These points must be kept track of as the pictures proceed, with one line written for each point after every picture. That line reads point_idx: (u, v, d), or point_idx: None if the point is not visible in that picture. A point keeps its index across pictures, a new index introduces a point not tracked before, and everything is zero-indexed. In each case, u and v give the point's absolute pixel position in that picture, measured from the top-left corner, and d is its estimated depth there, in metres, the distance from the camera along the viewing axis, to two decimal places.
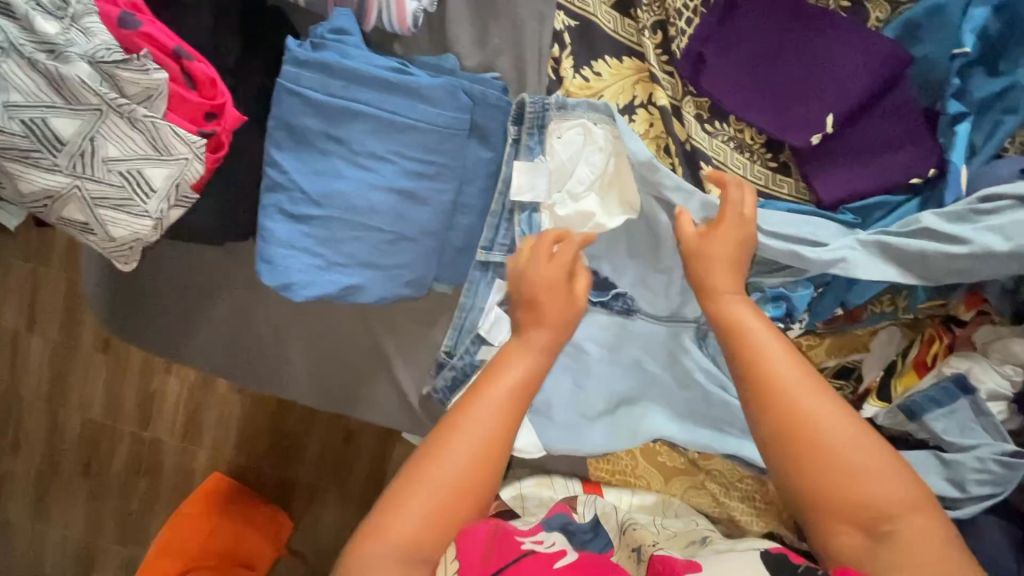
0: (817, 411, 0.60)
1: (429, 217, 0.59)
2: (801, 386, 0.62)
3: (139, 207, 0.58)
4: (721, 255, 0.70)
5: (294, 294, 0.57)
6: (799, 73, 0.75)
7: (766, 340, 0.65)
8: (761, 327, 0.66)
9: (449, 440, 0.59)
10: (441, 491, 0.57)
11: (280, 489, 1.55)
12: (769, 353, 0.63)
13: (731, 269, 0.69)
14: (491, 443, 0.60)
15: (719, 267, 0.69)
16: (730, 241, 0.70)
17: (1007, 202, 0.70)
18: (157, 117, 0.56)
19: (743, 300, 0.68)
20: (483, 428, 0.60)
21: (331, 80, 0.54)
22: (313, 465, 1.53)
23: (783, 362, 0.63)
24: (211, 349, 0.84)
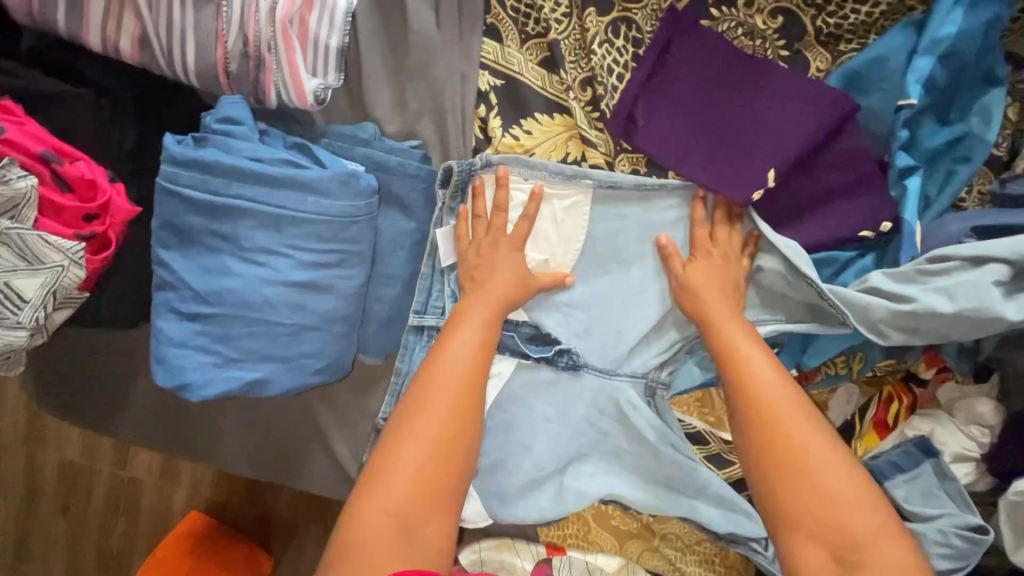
0: (797, 433, 0.62)
1: (333, 305, 0.56)
2: (793, 417, 0.63)
3: (12, 318, 0.52)
4: (719, 279, 0.72)
5: (192, 394, 0.55)
6: (736, 127, 0.72)
7: (758, 362, 0.66)
8: (754, 353, 0.67)
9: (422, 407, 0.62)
10: (425, 451, 0.60)
11: (259, 526, 1.53)
12: (758, 376, 0.65)
13: (724, 296, 0.71)
14: (463, 400, 0.63)
15: (712, 297, 0.71)
16: (714, 272, 0.72)
17: (956, 261, 0.65)
18: (25, 228, 0.51)
19: (746, 328, 0.69)
20: (450, 382, 0.63)
21: (212, 177, 0.52)
22: (291, 500, 1.51)
23: (776, 391, 0.64)
24: (147, 419, 0.82)
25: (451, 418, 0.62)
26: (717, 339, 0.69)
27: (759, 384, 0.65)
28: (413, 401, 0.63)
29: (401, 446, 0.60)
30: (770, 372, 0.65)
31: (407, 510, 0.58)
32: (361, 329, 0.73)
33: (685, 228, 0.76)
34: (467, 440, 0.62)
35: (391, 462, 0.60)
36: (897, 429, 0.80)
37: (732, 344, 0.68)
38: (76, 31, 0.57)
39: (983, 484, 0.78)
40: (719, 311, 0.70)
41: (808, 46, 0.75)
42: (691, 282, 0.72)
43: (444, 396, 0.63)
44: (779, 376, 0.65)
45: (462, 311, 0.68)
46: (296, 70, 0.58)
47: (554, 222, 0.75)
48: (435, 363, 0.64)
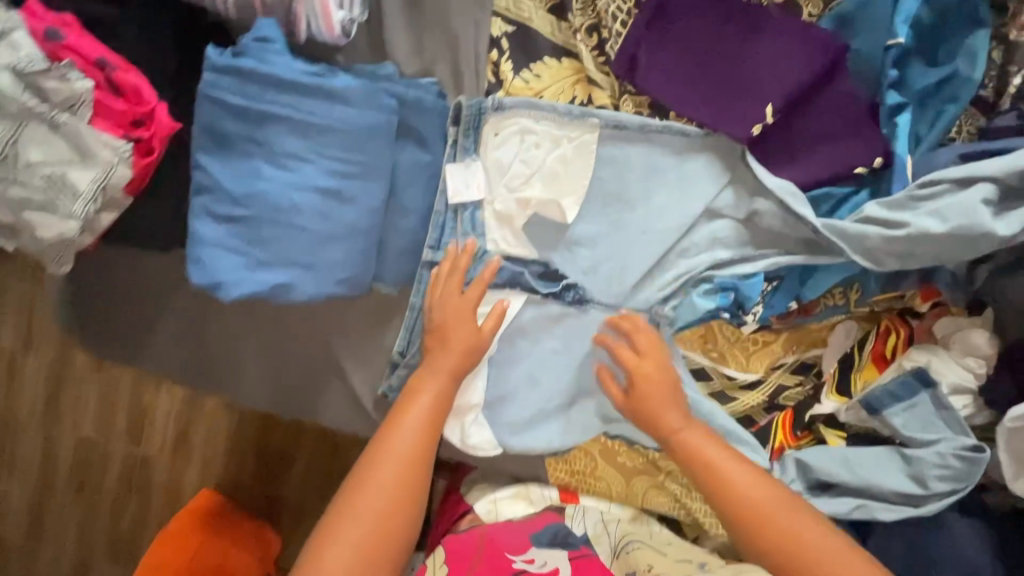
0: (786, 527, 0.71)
1: (354, 215, 0.60)
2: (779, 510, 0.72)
3: (64, 208, 0.56)
4: (664, 389, 0.77)
5: (224, 293, 0.59)
6: (735, 68, 0.76)
7: (734, 469, 0.74)
8: (725, 460, 0.74)
9: (368, 485, 0.72)
10: (369, 526, 0.70)
11: (268, 505, 1.58)
12: (735, 480, 0.73)
13: (676, 405, 0.77)
14: (406, 475, 0.73)
15: (664, 407, 0.77)
16: (655, 381, 0.78)
17: (944, 186, 0.68)
18: (80, 122, 0.56)
19: (703, 431, 0.77)
20: (394, 463, 0.73)
21: (250, 85, 0.56)
22: (299, 483, 1.56)
23: (754, 491, 0.73)
24: (174, 355, 0.86)
25: (394, 496, 0.72)
26: (679, 446, 0.76)
27: (734, 480, 0.74)
28: (357, 480, 0.73)
29: (347, 524, 0.69)
30: (746, 472, 0.74)
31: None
32: (379, 260, 0.77)
33: (686, 170, 0.80)
34: (407, 508, 0.72)
35: (338, 534, 0.69)
36: (896, 361, 0.82)
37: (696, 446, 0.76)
38: None
39: (982, 418, 0.81)
40: (673, 417, 0.77)
41: None
42: (636, 380, 0.78)
43: (386, 477, 0.72)
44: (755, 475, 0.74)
45: (419, 382, 0.76)
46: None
47: (561, 161, 0.79)
48: (376, 450, 0.74)
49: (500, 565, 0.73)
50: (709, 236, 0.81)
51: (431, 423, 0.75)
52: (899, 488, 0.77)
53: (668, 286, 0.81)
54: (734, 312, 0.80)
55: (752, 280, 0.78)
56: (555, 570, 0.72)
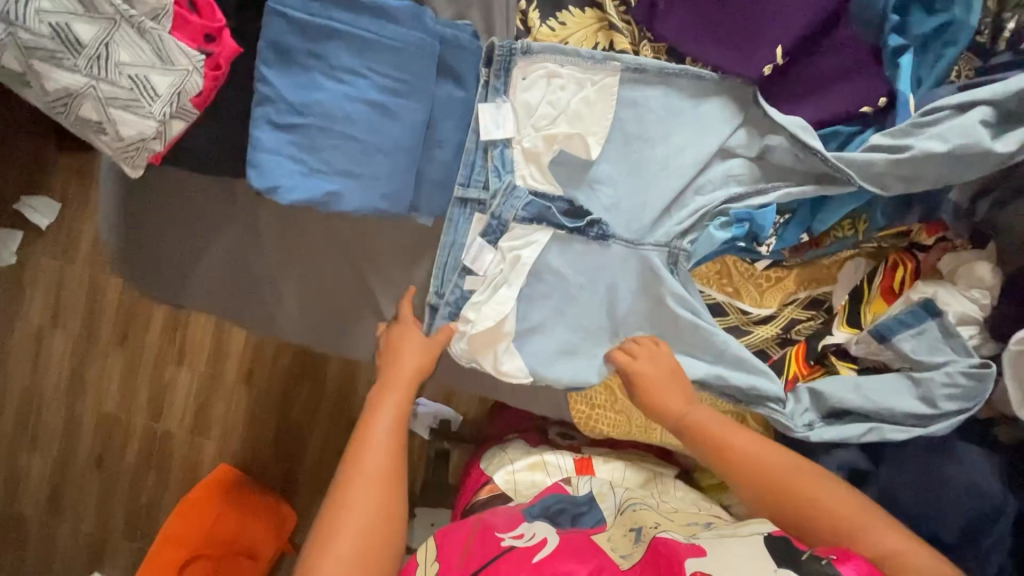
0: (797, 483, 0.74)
1: (400, 130, 0.66)
2: (816, 490, 0.74)
3: (144, 108, 0.59)
4: (664, 393, 0.82)
5: (281, 197, 0.64)
6: (750, 11, 0.81)
7: (768, 457, 0.77)
8: (754, 448, 0.78)
9: (360, 484, 0.73)
10: (365, 521, 0.70)
11: (285, 481, 1.60)
12: (770, 469, 0.76)
13: (672, 386, 0.82)
14: (394, 469, 0.75)
15: (655, 391, 0.82)
16: (660, 364, 0.83)
17: (945, 111, 0.72)
18: (163, 31, 0.59)
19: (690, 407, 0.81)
20: (383, 460, 0.75)
21: (313, 3, 0.62)
22: (315, 459, 1.59)
23: (795, 475, 0.75)
24: (218, 292, 0.91)
25: (386, 490, 0.73)
26: (701, 442, 0.80)
27: (736, 439, 0.78)
28: (339, 498, 0.72)
29: (335, 527, 0.69)
30: (782, 459, 0.77)
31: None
32: (416, 190, 0.83)
33: (704, 112, 0.85)
34: (396, 494, 0.74)
35: (343, 538, 0.68)
36: (904, 293, 0.86)
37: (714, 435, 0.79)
38: None
39: (989, 349, 0.84)
40: (674, 407, 0.82)
41: None
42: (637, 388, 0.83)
43: (375, 472, 0.74)
44: (785, 457, 0.77)
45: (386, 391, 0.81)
46: None
47: (586, 103, 0.84)
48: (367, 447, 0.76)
49: (490, 544, 0.70)
50: (724, 173, 0.86)
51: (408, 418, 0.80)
52: (909, 409, 0.81)
53: (686, 222, 0.86)
54: (749, 243, 0.85)
55: (768, 212, 0.82)
56: (545, 540, 0.70)
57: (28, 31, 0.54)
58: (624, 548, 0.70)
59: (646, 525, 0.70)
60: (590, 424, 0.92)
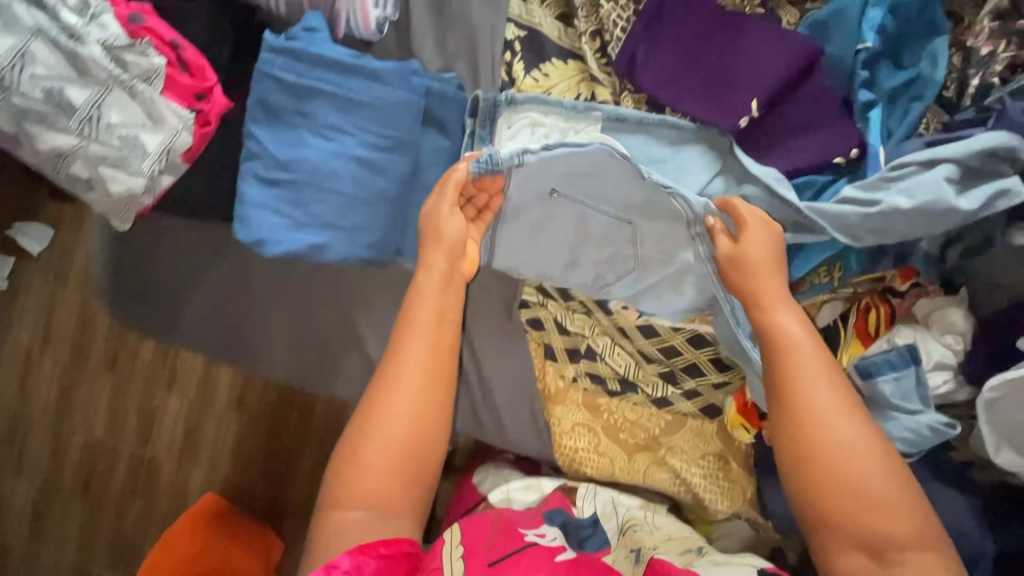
0: (844, 441, 0.70)
1: (385, 184, 0.68)
2: (866, 467, 0.69)
3: (133, 167, 0.61)
4: (766, 291, 0.77)
5: (267, 249, 0.66)
6: (725, 66, 0.84)
7: (838, 417, 0.71)
8: (829, 399, 0.71)
9: (389, 402, 0.75)
10: (390, 447, 0.73)
11: (274, 505, 1.59)
12: (833, 430, 0.70)
13: (773, 275, 0.77)
14: (424, 400, 0.76)
15: (760, 275, 0.77)
16: (762, 243, 0.77)
17: (911, 167, 0.75)
18: (155, 93, 0.61)
19: (793, 315, 0.76)
20: (415, 384, 0.76)
21: (299, 64, 0.64)
22: (305, 483, 1.58)
23: (857, 450, 0.69)
24: (205, 327, 0.92)
25: (416, 422, 0.75)
26: (779, 364, 0.74)
27: (806, 382, 0.72)
28: (371, 425, 0.74)
29: (364, 446, 0.74)
30: (854, 425, 0.71)
31: (387, 501, 0.72)
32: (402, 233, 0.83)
33: (688, 162, 0.87)
34: (423, 429, 0.76)
35: (368, 454, 0.73)
36: (878, 337, 0.88)
37: (793, 365, 0.73)
38: None
39: (963, 393, 0.85)
40: (767, 293, 0.77)
41: (780, 6, 0.88)
42: (739, 256, 0.78)
43: (409, 394, 0.75)
44: (851, 422, 0.71)
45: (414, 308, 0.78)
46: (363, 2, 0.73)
47: None
48: (400, 362, 0.76)
49: (513, 535, 0.68)
50: None
51: (439, 330, 0.78)
52: None
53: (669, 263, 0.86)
54: None
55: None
56: (563, 546, 0.69)
57: (20, 95, 0.56)
58: (627, 568, 0.76)
59: (644, 548, 0.80)
60: (574, 465, 0.92)
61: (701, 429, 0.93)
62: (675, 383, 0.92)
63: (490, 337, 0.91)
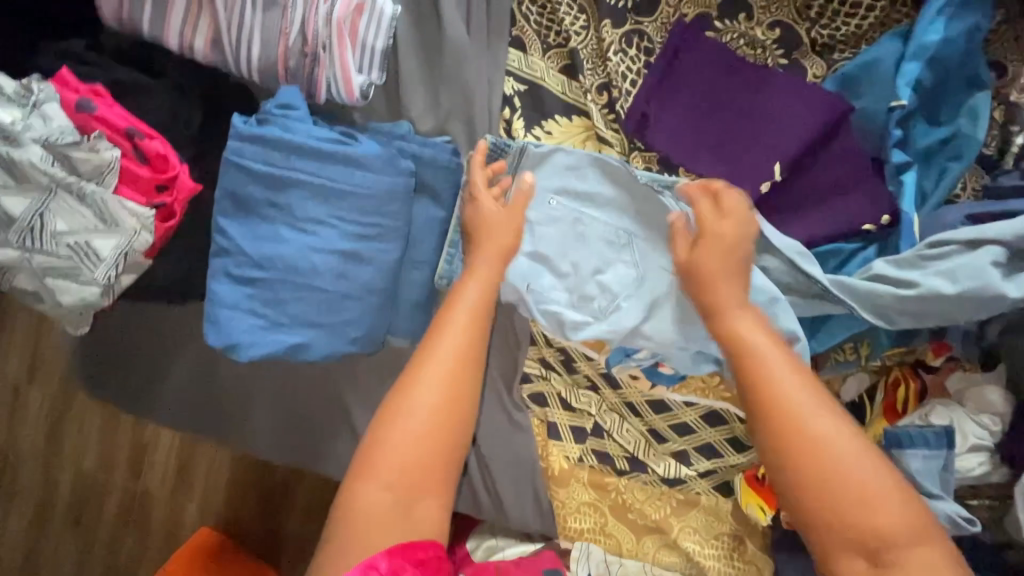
0: (830, 437, 0.62)
1: (372, 275, 0.61)
2: (859, 463, 0.61)
3: (86, 274, 0.56)
4: (723, 294, 0.68)
5: (241, 354, 0.60)
6: (743, 126, 0.77)
7: (826, 423, 0.63)
8: (807, 400, 0.63)
9: (421, 378, 0.66)
10: (419, 423, 0.65)
11: (268, 545, 1.45)
12: (813, 426, 0.62)
13: (731, 278, 0.69)
14: (460, 370, 0.68)
15: (717, 279, 0.69)
16: (720, 253, 0.69)
17: (954, 246, 0.69)
18: (106, 192, 0.55)
19: (750, 316, 0.68)
20: (454, 360, 0.67)
21: (272, 152, 0.59)
22: (301, 520, 1.44)
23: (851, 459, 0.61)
24: (187, 401, 0.86)
25: (450, 398, 0.66)
26: (753, 380, 0.65)
27: (777, 379, 0.64)
28: (398, 397, 0.66)
29: (390, 421, 0.65)
30: (844, 431, 0.62)
31: (408, 480, 0.64)
32: (391, 312, 0.76)
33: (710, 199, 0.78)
34: (464, 407, 0.67)
35: (391, 431, 0.64)
36: (907, 415, 0.82)
37: (770, 376, 0.64)
38: (156, 33, 0.63)
39: (999, 476, 0.79)
40: (726, 299, 0.68)
41: (806, 55, 0.80)
42: (693, 264, 0.70)
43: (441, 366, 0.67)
44: (833, 418, 0.63)
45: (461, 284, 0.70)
46: (345, 67, 0.63)
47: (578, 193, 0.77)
48: (437, 336, 0.68)
49: None
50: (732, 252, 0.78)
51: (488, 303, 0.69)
52: None
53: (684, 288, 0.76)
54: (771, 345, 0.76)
55: (778, 305, 0.73)
56: None
57: None
58: None
59: None
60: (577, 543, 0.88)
61: (714, 508, 0.84)
62: (688, 464, 0.85)
63: (488, 413, 0.84)
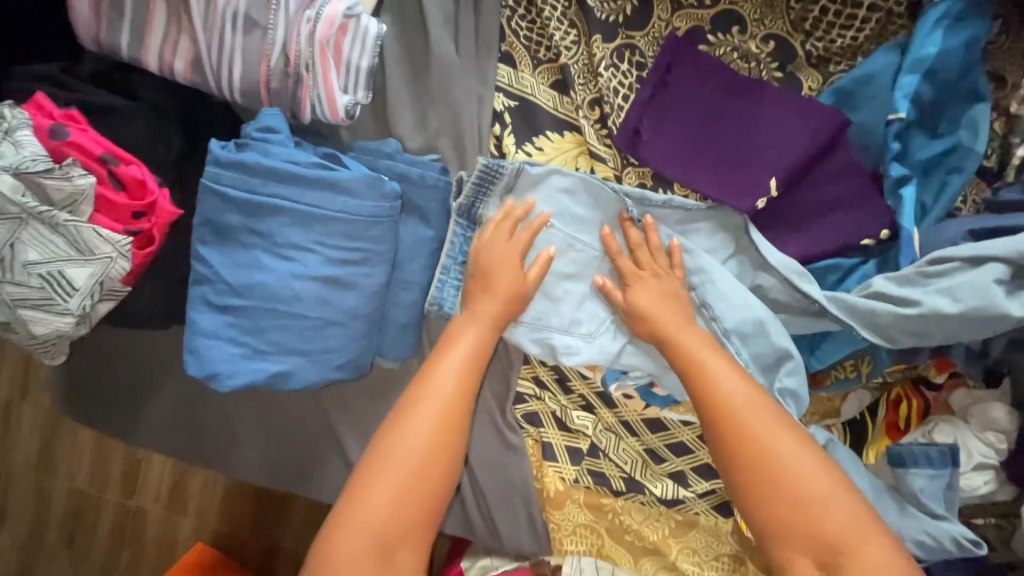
0: (773, 437, 0.62)
1: (356, 301, 0.59)
2: (803, 463, 0.61)
3: (60, 305, 0.55)
4: (665, 313, 0.70)
5: (221, 384, 0.58)
6: (737, 141, 0.75)
7: (777, 432, 0.62)
8: (747, 401, 0.63)
9: (416, 419, 0.65)
10: (402, 473, 0.63)
11: (263, 561, 1.43)
12: (757, 423, 0.62)
13: (669, 303, 0.71)
14: (449, 419, 0.67)
15: (658, 304, 0.71)
16: (653, 293, 0.72)
17: (955, 263, 0.67)
18: (81, 221, 0.54)
19: (696, 330, 0.69)
20: (440, 406, 0.66)
21: (251, 177, 0.57)
22: (297, 534, 1.41)
23: (808, 472, 0.60)
24: (175, 424, 0.84)
25: (431, 448, 0.65)
26: (706, 396, 0.65)
27: (720, 382, 0.65)
28: (385, 441, 0.65)
29: (373, 464, 0.64)
30: (787, 432, 0.62)
31: (384, 531, 0.62)
32: (379, 334, 0.75)
33: (703, 217, 0.77)
34: (447, 456, 0.66)
35: (370, 481, 0.63)
36: (910, 433, 0.80)
37: (710, 379, 0.65)
38: (134, 54, 0.61)
39: (1005, 493, 0.77)
40: (666, 318, 0.70)
41: (800, 68, 0.79)
42: (625, 305, 0.72)
43: (435, 409, 0.66)
44: (778, 419, 0.63)
45: (457, 330, 0.70)
46: (330, 86, 0.62)
47: (570, 215, 0.75)
48: (427, 382, 0.67)
49: None
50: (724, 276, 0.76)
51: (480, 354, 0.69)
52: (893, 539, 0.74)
53: None
54: (767, 363, 0.74)
55: (768, 325, 0.73)
56: None
57: None
58: None
59: None
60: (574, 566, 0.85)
61: (714, 530, 0.82)
62: (686, 485, 0.83)
63: (481, 433, 0.83)
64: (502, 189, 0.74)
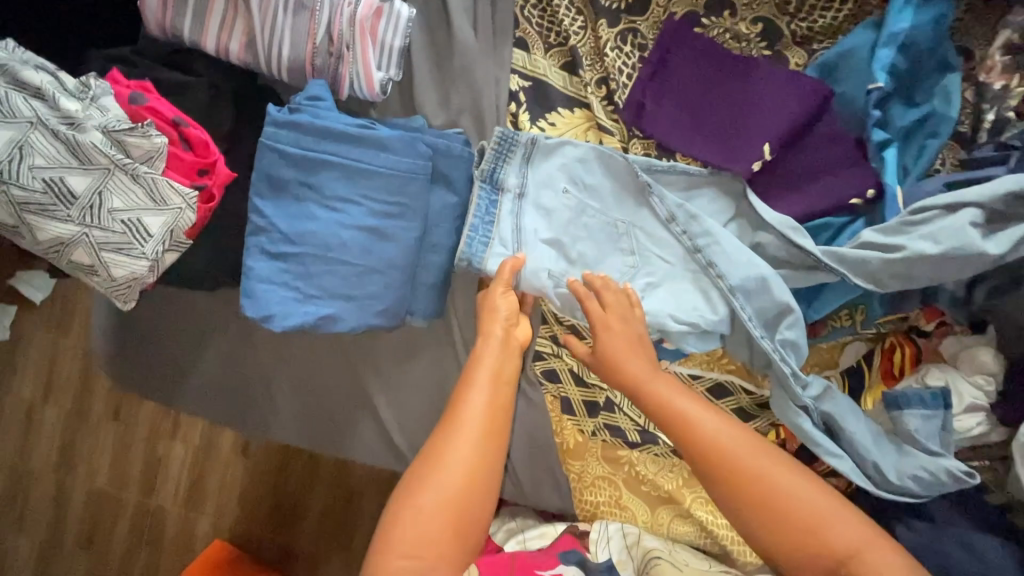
0: (766, 469, 0.70)
1: (394, 251, 0.66)
2: (797, 489, 0.69)
3: (137, 249, 0.64)
4: (639, 365, 0.76)
5: (275, 324, 0.65)
6: (732, 111, 0.82)
7: (765, 465, 0.70)
8: (733, 442, 0.71)
9: (453, 439, 0.71)
10: (456, 475, 0.70)
11: (281, 557, 1.45)
12: (746, 460, 0.70)
13: (640, 351, 0.77)
14: (493, 417, 0.74)
15: (628, 352, 0.76)
16: (623, 338, 0.77)
17: (934, 211, 0.74)
18: (156, 173, 0.63)
19: (669, 380, 0.76)
20: (486, 401, 0.74)
21: (303, 137, 0.64)
22: (314, 531, 1.44)
23: (804, 495, 0.69)
24: (216, 390, 0.90)
25: (481, 446, 0.72)
26: (697, 442, 0.72)
27: (704, 428, 0.72)
28: (435, 446, 0.71)
29: (427, 467, 0.70)
30: (775, 463, 0.70)
31: (450, 520, 0.68)
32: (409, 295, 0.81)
33: (704, 181, 0.84)
34: (493, 456, 0.73)
35: (427, 481, 0.69)
36: (904, 378, 0.85)
37: (694, 425, 0.72)
38: (195, 37, 0.69)
39: (998, 435, 0.82)
40: (639, 370, 0.76)
41: (787, 47, 0.87)
42: (597, 352, 0.78)
43: (484, 401, 0.74)
44: (764, 453, 0.71)
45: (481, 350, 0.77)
46: (367, 63, 0.70)
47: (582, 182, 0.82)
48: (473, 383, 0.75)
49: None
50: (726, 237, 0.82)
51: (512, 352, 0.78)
52: (893, 475, 0.79)
53: (676, 262, 0.82)
54: (769, 316, 0.80)
55: (770, 282, 0.78)
56: None
57: (20, 187, 0.60)
58: None
59: None
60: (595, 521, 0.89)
61: None
62: None
63: None
64: (521, 157, 0.81)
